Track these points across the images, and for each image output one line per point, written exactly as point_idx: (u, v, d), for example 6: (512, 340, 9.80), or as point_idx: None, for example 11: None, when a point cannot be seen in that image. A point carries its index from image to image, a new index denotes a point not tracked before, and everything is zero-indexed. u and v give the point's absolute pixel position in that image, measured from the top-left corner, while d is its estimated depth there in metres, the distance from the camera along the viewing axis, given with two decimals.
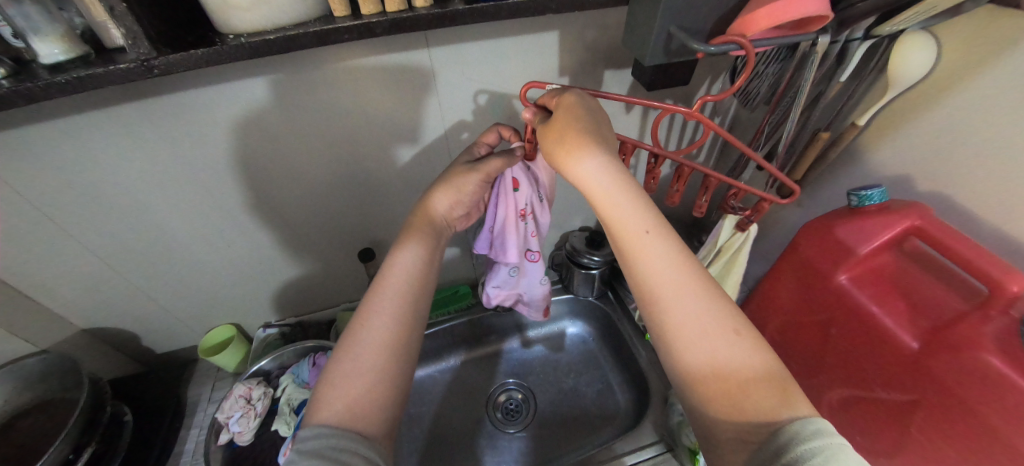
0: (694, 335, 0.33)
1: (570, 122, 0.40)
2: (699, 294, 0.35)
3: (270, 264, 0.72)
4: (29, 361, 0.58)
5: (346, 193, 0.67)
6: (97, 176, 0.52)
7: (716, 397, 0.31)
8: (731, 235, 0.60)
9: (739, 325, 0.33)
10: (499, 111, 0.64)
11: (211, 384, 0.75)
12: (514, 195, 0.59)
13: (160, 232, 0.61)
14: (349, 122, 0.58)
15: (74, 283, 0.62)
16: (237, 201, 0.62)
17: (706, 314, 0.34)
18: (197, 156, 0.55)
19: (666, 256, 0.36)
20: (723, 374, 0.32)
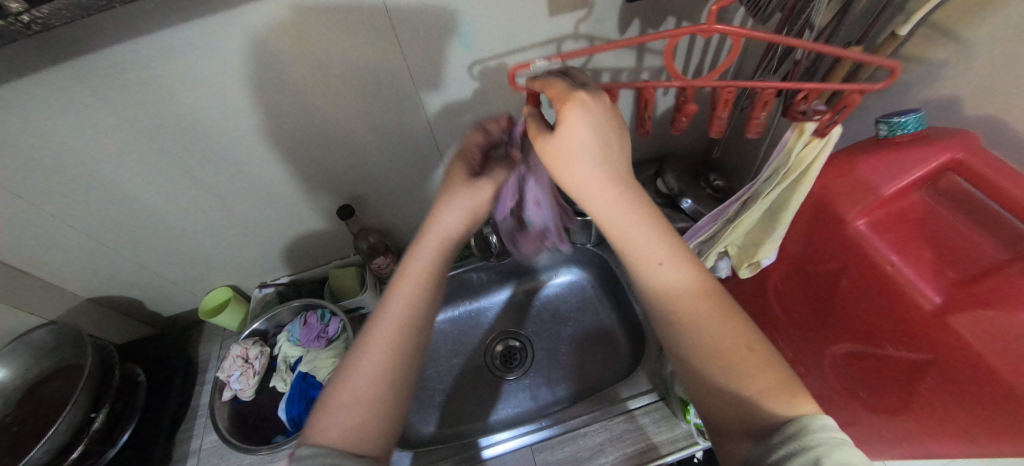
0: (706, 352, 0.33)
1: (572, 143, 0.36)
2: (714, 313, 0.34)
3: (251, 227, 0.70)
4: (37, 332, 0.61)
5: (313, 149, 0.62)
6: (45, 151, 0.50)
7: (730, 407, 0.31)
8: (804, 145, 0.40)
9: (752, 342, 0.32)
10: (468, 46, 0.55)
11: (219, 342, 0.78)
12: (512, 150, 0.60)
13: (131, 204, 0.60)
14: (296, 68, 0.51)
15: (63, 255, 0.63)
16: (200, 166, 0.58)
17: (721, 331, 0.33)
18: (141, 122, 0.51)
19: (678, 273, 0.36)
20: (729, 381, 0.31)
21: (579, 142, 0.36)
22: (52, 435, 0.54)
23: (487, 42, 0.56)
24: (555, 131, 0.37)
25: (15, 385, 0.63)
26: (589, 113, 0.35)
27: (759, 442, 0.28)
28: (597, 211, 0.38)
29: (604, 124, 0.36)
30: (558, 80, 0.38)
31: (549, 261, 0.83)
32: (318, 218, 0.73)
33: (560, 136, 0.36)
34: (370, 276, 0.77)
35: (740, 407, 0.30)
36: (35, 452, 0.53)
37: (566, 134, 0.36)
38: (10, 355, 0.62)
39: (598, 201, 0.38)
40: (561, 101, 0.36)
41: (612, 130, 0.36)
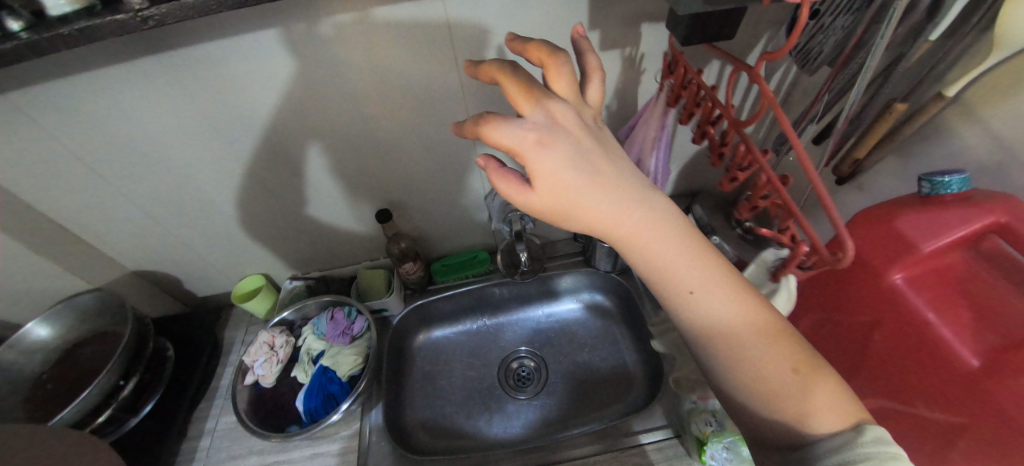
0: (752, 370, 0.36)
1: (565, 188, 0.35)
2: (758, 336, 0.37)
3: (292, 221, 0.74)
4: (82, 297, 0.66)
5: (360, 152, 0.65)
6: (122, 130, 0.55)
7: (785, 418, 0.34)
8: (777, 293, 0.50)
9: (797, 365, 0.35)
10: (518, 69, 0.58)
11: (244, 328, 0.80)
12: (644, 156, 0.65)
13: (188, 187, 0.64)
14: (361, 79, 0.55)
15: (120, 228, 0.67)
16: (256, 157, 0.62)
17: (768, 354, 0.36)
18: (215, 115, 0.56)
19: (718, 294, 0.38)
20: (778, 401, 0.35)
21: (566, 185, 0.35)
22: (85, 397, 0.57)
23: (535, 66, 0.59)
24: (537, 189, 0.35)
25: (57, 345, 0.67)
26: (532, 132, 0.34)
27: (811, 446, 0.32)
28: (633, 254, 0.39)
29: (580, 163, 0.35)
30: (512, 123, 0.34)
31: (572, 284, 0.84)
32: (354, 217, 0.75)
33: (542, 190, 0.35)
34: (397, 280, 0.78)
35: (796, 425, 0.34)
36: (67, 412, 0.56)
37: (546, 183, 0.35)
38: (57, 316, 0.66)
39: (623, 237, 0.38)
40: (522, 144, 0.34)
41: (603, 175, 0.36)
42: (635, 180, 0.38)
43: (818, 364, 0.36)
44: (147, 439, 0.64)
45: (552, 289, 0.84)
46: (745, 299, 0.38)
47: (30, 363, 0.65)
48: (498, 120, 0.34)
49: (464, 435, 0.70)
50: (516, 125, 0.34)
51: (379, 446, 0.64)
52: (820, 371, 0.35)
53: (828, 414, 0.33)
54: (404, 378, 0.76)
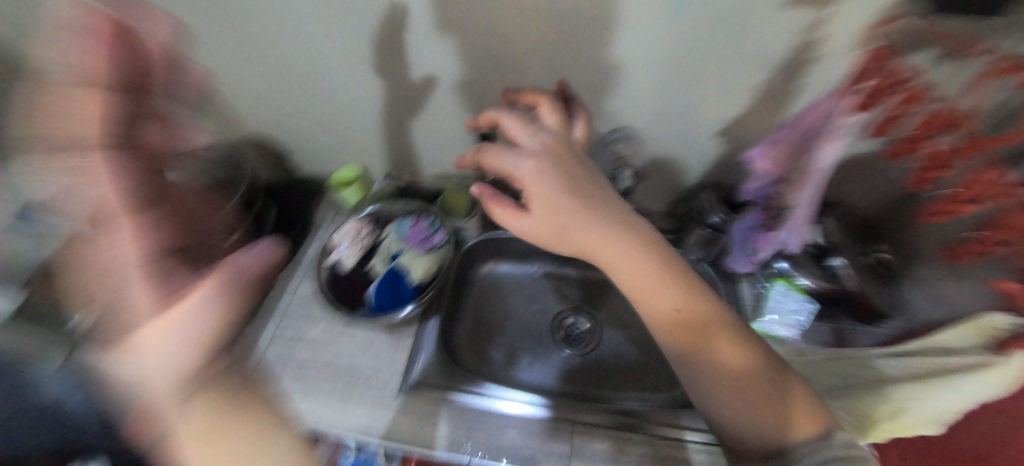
0: (729, 382, 0.40)
1: (568, 215, 0.41)
2: (735, 353, 0.41)
3: (395, 122, 0.74)
4: (211, 147, 0.74)
5: (480, 63, 0.62)
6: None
7: (765, 423, 0.38)
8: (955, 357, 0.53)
9: (769, 380, 0.40)
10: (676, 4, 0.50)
11: (333, 211, 0.86)
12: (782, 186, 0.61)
13: (315, 64, 0.66)
14: None
15: (248, 90, 0.72)
16: (382, 49, 0.61)
17: (741, 367, 0.40)
18: None
19: (699, 312, 0.42)
20: (768, 407, 0.38)
21: (560, 206, 0.41)
22: None
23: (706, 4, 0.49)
24: (534, 213, 0.41)
25: None
26: (530, 163, 0.42)
27: (789, 445, 0.36)
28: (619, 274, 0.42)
29: (572, 191, 0.42)
30: (512, 152, 0.44)
31: None
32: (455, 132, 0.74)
33: (538, 213, 0.41)
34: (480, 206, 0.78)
35: (776, 432, 0.37)
36: None
37: (542, 207, 0.41)
38: None
39: (609, 258, 0.42)
40: (520, 167, 0.42)
41: (600, 202, 0.43)
42: (622, 210, 0.44)
43: (792, 385, 0.40)
44: None
45: None
46: (722, 322, 0.43)
47: None
48: (499, 150, 0.44)
49: (507, 368, 0.72)
50: (519, 157, 0.43)
51: (424, 355, 0.67)
52: (795, 391, 0.40)
53: (806, 422, 0.37)
54: (461, 300, 0.78)
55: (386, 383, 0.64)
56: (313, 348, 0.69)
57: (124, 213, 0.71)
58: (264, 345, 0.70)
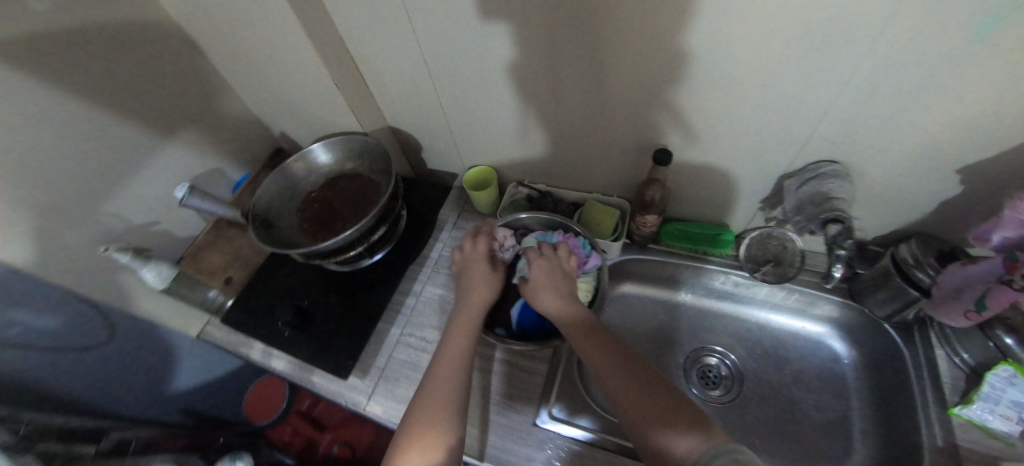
0: (603, 360, 0.49)
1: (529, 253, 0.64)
2: (598, 340, 0.51)
3: (544, 131, 0.67)
4: (359, 139, 0.71)
5: (677, 81, 0.51)
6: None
7: (638, 399, 0.44)
8: None
9: (630, 360, 0.48)
10: (985, 44, 0.37)
11: (458, 212, 0.82)
12: None
13: (476, 65, 0.59)
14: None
15: (398, 82, 0.69)
16: (562, 56, 0.53)
17: (615, 352, 0.49)
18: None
19: (569, 310, 0.56)
20: (655, 387, 0.45)
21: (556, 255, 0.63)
22: (343, 238, 0.61)
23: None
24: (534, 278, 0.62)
25: (325, 171, 0.74)
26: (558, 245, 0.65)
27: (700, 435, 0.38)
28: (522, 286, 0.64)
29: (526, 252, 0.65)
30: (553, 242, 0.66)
31: (810, 309, 0.70)
32: (613, 148, 0.65)
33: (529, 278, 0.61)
34: (625, 227, 0.71)
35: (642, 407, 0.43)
36: (330, 244, 0.61)
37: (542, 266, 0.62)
38: (334, 147, 0.73)
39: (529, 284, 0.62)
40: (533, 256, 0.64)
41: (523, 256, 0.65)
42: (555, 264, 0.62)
43: (628, 361, 0.48)
44: (372, 281, 0.72)
45: (777, 301, 0.71)
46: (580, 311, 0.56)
47: (307, 178, 0.74)
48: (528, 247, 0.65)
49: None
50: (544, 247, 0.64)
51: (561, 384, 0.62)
52: (638, 369, 0.47)
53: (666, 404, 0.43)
54: None
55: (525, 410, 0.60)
56: None
57: (267, 200, 0.70)
58: (389, 347, 0.67)
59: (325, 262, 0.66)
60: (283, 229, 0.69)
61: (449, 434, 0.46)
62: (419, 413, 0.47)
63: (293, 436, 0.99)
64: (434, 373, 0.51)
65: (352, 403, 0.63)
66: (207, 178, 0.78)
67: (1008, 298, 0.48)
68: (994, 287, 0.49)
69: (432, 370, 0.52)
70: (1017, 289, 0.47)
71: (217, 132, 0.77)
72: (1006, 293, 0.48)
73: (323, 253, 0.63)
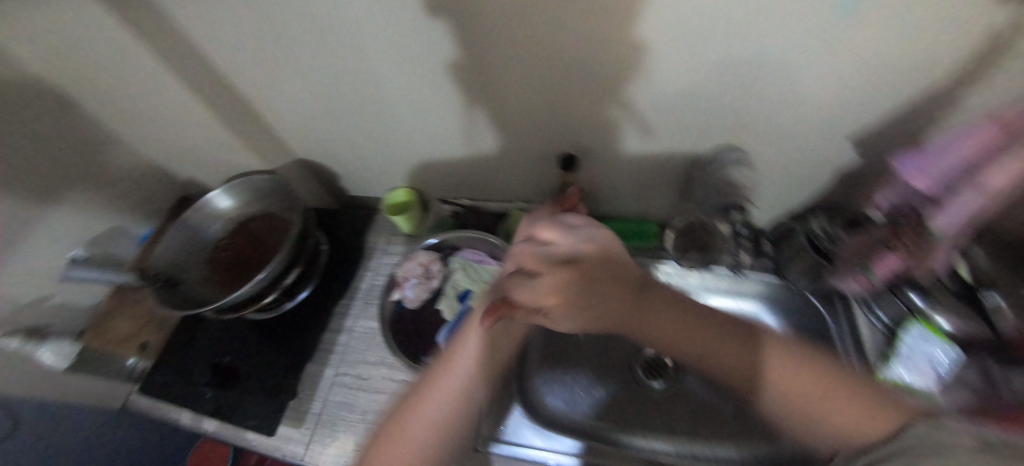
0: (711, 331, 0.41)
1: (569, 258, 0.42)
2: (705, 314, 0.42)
3: (454, 145, 0.65)
4: (259, 178, 0.67)
5: (567, 86, 0.50)
6: (318, 10, 0.46)
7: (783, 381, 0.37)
8: None
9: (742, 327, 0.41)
10: (843, 24, 0.37)
11: (386, 237, 0.79)
12: (939, 167, 0.42)
13: (367, 85, 0.56)
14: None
15: (296, 115, 0.65)
16: (449, 69, 0.51)
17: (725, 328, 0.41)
18: (408, 17, 0.44)
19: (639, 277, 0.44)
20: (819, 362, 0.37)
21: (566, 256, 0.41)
22: (253, 285, 0.58)
23: (881, 27, 0.37)
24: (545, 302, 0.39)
25: (230, 217, 0.70)
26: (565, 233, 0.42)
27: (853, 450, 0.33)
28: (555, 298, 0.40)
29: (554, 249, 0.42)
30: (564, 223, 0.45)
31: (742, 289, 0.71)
32: (526, 156, 0.64)
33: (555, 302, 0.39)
34: None
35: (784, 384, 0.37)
36: (243, 292, 0.58)
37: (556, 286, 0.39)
38: (235, 190, 0.68)
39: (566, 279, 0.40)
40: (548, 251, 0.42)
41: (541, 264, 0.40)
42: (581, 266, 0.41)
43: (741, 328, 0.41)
44: (296, 323, 0.68)
45: (710, 285, 0.72)
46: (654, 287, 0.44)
47: (211, 227, 0.69)
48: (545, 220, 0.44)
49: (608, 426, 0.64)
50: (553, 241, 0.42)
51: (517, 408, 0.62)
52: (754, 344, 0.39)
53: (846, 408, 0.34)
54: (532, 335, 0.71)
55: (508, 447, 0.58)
56: (376, 393, 0.62)
57: (171, 257, 0.66)
58: (322, 391, 0.64)
59: (240, 314, 0.62)
60: (190, 285, 0.65)
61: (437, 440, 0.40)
62: (388, 441, 0.40)
63: None
64: (434, 390, 0.42)
65: (288, 456, 0.60)
66: (103, 240, 0.73)
67: (891, 263, 0.51)
68: (877, 252, 0.52)
69: (432, 383, 0.43)
70: (894, 251, 0.50)
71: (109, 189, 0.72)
72: (890, 257, 0.51)
73: (234, 305, 0.59)
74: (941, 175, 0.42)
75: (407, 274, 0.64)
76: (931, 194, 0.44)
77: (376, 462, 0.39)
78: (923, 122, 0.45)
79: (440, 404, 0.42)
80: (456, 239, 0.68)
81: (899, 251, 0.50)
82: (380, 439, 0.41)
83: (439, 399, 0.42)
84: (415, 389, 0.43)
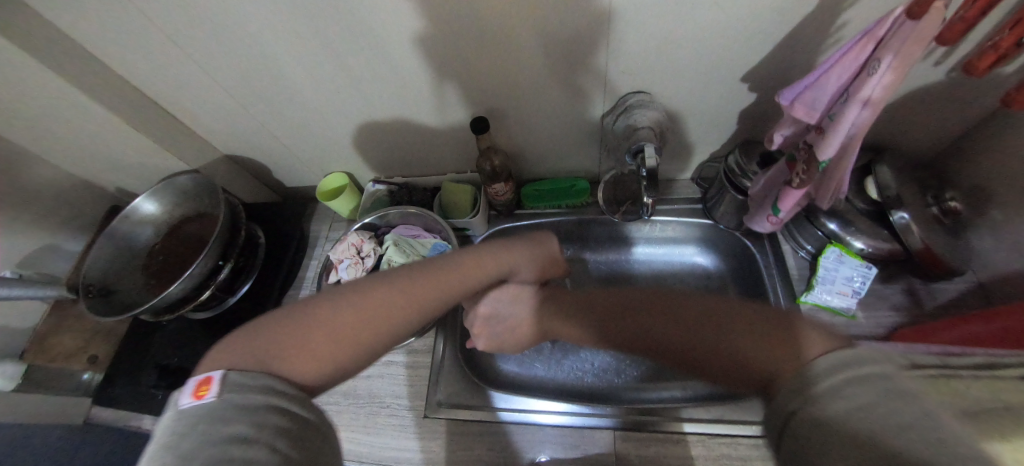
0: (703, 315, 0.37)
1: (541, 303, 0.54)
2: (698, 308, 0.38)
3: (372, 122, 0.65)
4: (181, 178, 0.66)
5: (458, 46, 0.51)
6: None
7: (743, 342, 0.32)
8: None
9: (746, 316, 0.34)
10: None
11: (328, 224, 0.79)
12: (815, 96, 0.45)
13: (267, 69, 0.56)
14: None
15: (210, 109, 0.65)
16: (340, 42, 0.51)
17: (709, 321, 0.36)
18: None
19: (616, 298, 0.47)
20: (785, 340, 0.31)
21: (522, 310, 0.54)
22: (184, 280, 0.59)
23: None
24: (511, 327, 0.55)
25: (160, 221, 0.69)
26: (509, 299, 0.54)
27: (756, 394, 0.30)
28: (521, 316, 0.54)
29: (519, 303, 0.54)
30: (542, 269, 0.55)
31: (677, 235, 0.73)
32: (444, 125, 0.64)
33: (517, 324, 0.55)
34: (484, 199, 0.70)
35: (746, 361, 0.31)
36: (175, 289, 0.59)
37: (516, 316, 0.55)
38: (161, 193, 0.68)
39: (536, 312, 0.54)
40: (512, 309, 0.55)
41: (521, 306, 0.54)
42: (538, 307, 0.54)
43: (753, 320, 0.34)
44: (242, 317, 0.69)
45: (646, 234, 0.73)
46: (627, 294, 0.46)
47: (143, 233, 0.69)
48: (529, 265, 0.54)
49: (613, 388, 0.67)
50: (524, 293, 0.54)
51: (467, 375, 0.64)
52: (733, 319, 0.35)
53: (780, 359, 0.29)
54: None
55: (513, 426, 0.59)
56: None
57: (102, 268, 0.65)
58: None
59: (179, 313, 0.63)
60: (127, 292, 0.65)
61: (339, 366, 0.36)
62: (284, 332, 0.35)
63: None
64: (360, 297, 0.38)
65: None
66: None
67: (792, 197, 0.52)
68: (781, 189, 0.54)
69: (362, 289, 0.39)
70: (794, 186, 0.51)
71: (34, 206, 0.71)
72: (791, 192, 0.52)
73: (170, 303, 0.60)
74: (817, 103, 0.45)
75: (342, 255, 0.65)
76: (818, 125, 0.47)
77: (255, 342, 0.34)
78: (802, 42, 0.48)
79: (354, 321, 0.37)
80: (392, 215, 0.68)
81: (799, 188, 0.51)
82: (287, 317, 0.36)
83: (362, 314, 0.37)
84: (339, 290, 0.38)
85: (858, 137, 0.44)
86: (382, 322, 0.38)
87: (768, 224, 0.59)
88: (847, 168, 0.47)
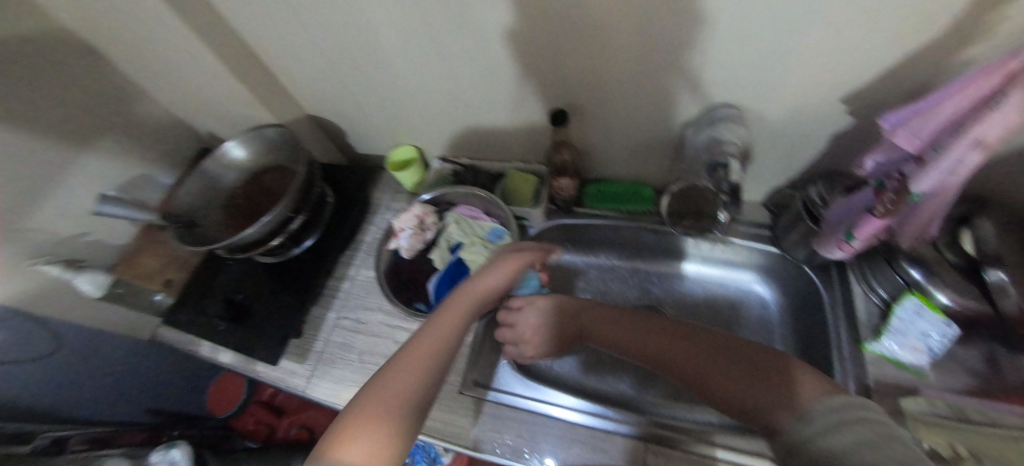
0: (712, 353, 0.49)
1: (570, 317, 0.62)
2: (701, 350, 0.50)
3: (452, 103, 0.67)
4: (270, 131, 0.71)
5: (560, 40, 0.51)
6: None
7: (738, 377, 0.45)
8: None
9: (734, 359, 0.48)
10: None
11: (391, 194, 0.82)
12: (921, 126, 0.41)
13: (369, 40, 0.58)
14: None
15: (305, 71, 0.68)
16: (445, 23, 0.52)
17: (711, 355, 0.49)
18: None
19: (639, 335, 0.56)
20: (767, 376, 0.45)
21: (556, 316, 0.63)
22: (261, 226, 0.63)
23: None
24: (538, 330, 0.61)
25: (244, 167, 0.74)
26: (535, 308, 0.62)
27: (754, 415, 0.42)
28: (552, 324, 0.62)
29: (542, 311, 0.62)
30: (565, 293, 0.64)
31: (737, 259, 0.71)
32: (523, 115, 0.65)
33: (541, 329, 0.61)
34: (546, 192, 0.71)
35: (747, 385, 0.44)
36: (251, 232, 0.63)
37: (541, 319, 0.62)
38: (249, 141, 0.73)
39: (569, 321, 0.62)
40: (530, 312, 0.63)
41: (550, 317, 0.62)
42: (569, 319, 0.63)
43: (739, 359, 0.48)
44: (303, 268, 0.73)
45: (706, 253, 0.72)
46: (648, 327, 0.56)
47: (228, 175, 0.74)
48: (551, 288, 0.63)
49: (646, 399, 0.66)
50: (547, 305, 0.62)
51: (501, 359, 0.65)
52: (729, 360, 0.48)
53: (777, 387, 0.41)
54: None
55: (552, 422, 0.59)
56: (373, 337, 0.67)
57: (191, 201, 0.71)
58: (325, 332, 0.69)
59: (250, 254, 0.67)
60: (208, 227, 0.70)
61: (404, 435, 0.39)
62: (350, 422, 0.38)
63: (257, 424, 1.07)
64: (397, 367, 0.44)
65: (291, 386, 0.65)
66: (134, 185, 0.79)
67: (870, 227, 0.49)
68: (860, 216, 0.50)
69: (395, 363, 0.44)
70: (877, 215, 0.48)
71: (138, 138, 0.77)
72: (870, 222, 0.49)
73: (245, 244, 0.65)
74: (922, 134, 0.41)
75: (404, 224, 0.67)
76: (920, 155, 0.43)
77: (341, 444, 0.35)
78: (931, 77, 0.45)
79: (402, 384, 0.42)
80: (456, 193, 0.69)
81: (880, 217, 0.48)
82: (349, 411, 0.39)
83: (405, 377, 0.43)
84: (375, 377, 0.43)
85: (968, 172, 0.40)
86: (419, 381, 0.43)
87: (837, 251, 0.55)
88: (942, 203, 0.44)
